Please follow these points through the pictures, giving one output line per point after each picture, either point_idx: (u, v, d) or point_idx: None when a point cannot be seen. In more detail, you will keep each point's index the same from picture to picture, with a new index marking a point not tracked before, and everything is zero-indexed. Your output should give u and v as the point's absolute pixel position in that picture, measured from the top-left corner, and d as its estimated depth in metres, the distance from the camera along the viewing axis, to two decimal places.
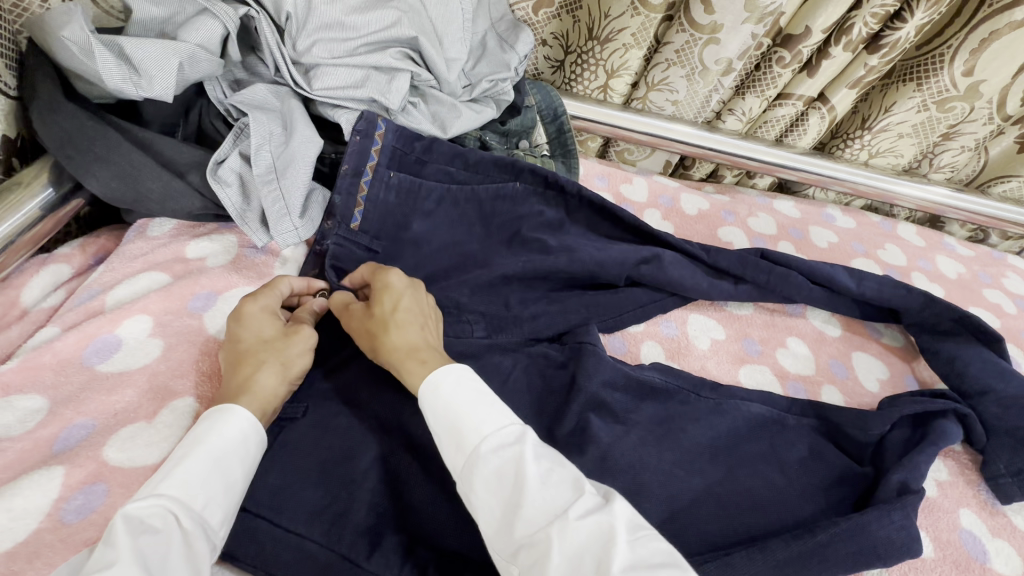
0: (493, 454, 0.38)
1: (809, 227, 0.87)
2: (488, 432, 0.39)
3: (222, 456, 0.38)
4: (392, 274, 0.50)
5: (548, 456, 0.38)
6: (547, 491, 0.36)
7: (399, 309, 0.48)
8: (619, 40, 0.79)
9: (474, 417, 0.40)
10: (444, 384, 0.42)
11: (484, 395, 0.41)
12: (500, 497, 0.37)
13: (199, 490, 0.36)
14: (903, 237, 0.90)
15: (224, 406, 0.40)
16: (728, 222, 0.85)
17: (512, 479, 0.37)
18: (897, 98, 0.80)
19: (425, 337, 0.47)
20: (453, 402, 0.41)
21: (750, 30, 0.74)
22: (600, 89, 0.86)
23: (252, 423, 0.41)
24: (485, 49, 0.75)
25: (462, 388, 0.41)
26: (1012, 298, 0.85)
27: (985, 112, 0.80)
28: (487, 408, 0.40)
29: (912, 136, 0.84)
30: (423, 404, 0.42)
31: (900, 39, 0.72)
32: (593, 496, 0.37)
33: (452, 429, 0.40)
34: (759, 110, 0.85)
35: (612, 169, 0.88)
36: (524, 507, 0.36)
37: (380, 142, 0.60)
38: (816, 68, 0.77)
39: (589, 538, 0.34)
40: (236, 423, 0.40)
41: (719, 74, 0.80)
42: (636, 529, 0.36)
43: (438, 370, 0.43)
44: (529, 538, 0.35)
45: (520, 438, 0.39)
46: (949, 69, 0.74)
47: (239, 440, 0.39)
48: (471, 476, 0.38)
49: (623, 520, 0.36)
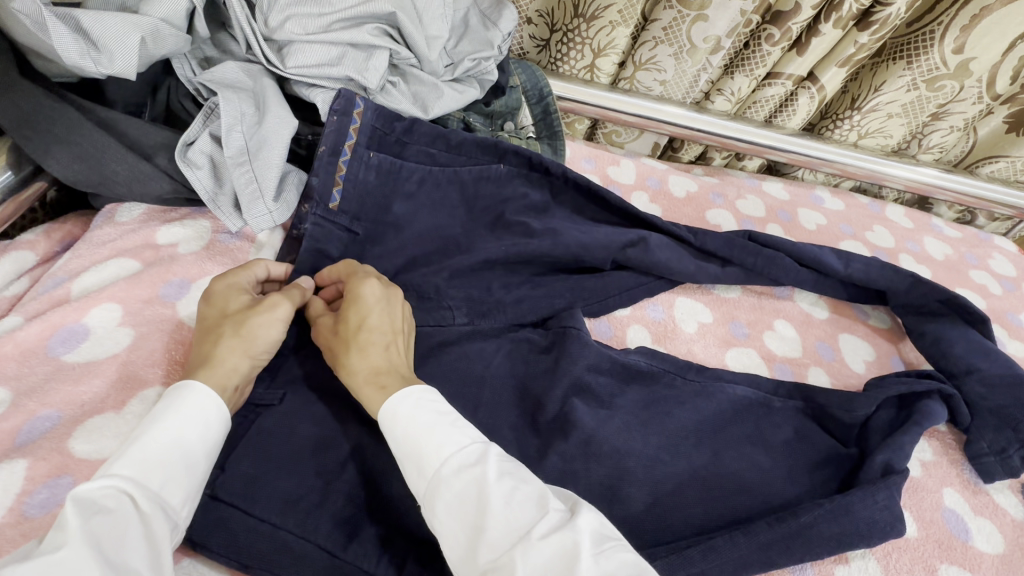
0: (454, 476, 0.37)
1: (797, 210, 0.86)
2: (449, 453, 0.38)
3: (181, 435, 0.37)
4: (366, 286, 0.48)
5: (511, 473, 0.37)
6: (509, 510, 0.35)
7: (366, 328, 0.46)
8: (605, 17, 0.76)
9: (434, 440, 0.39)
10: (403, 407, 0.41)
11: (445, 415, 0.40)
12: (463, 521, 0.36)
13: (155, 470, 0.35)
14: (891, 219, 0.90)
15: (184, 383, 0.39)
16: (716, 205, 0.84)
17: (474, 502, 0.36)
18: (887, 77, 0.78)
19: (390, 360, 0.45)
20: (414, 427, 0.40)
21: (738, 7, 0.72)
22: (586, 68, 0.84)
23: (213, 399, 0.40)
24: (467, 27, 0.73)
25: (422, 409, 0.41)
26: (998, 279, 0.85)
27: (974, 91, 0.79)
28: (448, 428, 0.39)
29: (901, 116, 0.83)
30: (385, 431, 0.41)
31: (890, 16, 0.70)
32: (558, 510, 0.35)
33: (412, 453, 0.39)
34: (748, 90, 0.83)
35: (600, 151, 0.87)
36: (487, 529, 0.35)
37: (357, 121, 0.58)
38: (805, 46, 0.76)
39: (553, 557, 0.33)
40: (195, 400, 0.39)
41: (707, 53, 0.78)
42: (603, 541, 0.34)
43: (395, 395, 0.42)
44: (493, 563, 0.34)
45: (482, 456, 0.38)
46: (939, 47, 0.73)
47: (200, 418, 0.38)
48: (434, 501, 0.37)
49: (588, 533, 0.34)
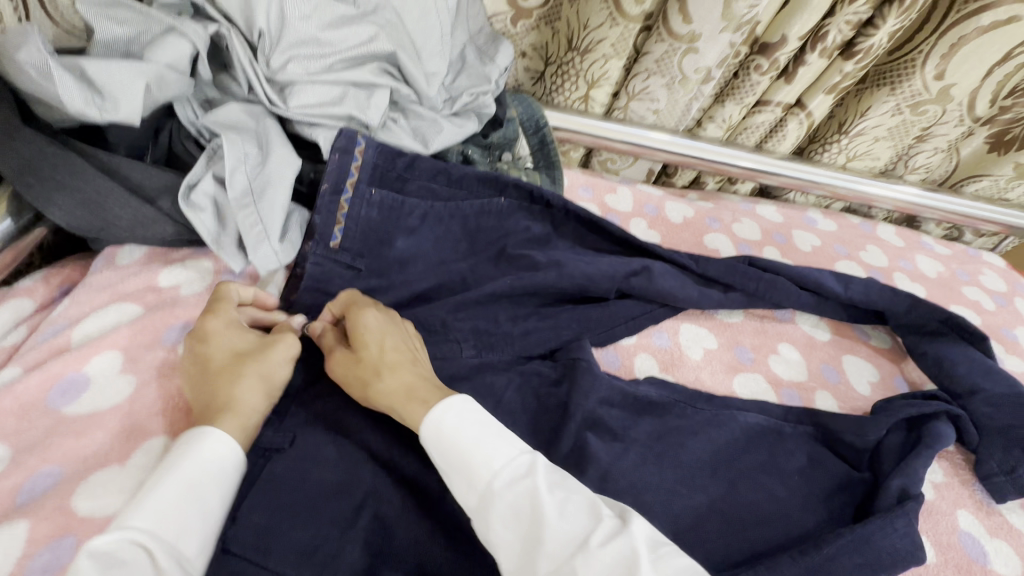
0: (507, 489, 0.38)
1: (792, 231, 0.88)
2: (500, 466, 0.38)
3: (197, 484, 0.37)
4: (367, 315, 0.49)
5: (561, 485, 0.38)
6: (567, 522, 0.36)
7: (387, 354, 0.47)
8: (599, 50, 0.78)
9: (483, 452, 0.39)
10: (447, 419, 0.41)
11: (489, 425, 0.41)
12: (518, 533, 0.37)
13: (170, 522, 0.35)
14: (882, 238, 0.91)
15: (201, 428, 0.39)
16: (713, 229, 0.85)
17: (528, 513, 0.37)
18: (872, 103, 0.81)
19: (419, 372, 0.47)
20: (459, 437, 0.40)
21: (728, 39, 0.73)
22: (581, 99, 0.86)
23: (230, 446, 0.39)
24: (464, 62, 0.75)
25: (467, 419, 0.41)
26: (990, 295, 0.87)
27: (956, 115, 0.81)
28: (495, 439, 0.40)
29: (887, 139, 0.86)
30: (427, 444, 0.41)
31: (873, 46, 0.72)
32: (611, 518, 0.37)
33: (461, 466, 0.39)
34: (739, 116, 0.85)
35: (596, 179, 0.88)
36: (546, 541, 0.35)
37: (360, 159, 0.57)
38: (793, 75, 0.78)
39: (614, 567, 0.34)
40: (197, 443, 0.38)
41: (698, 83, 0.80)
42: (657, 545, 0.36)
43: (434, 409, 0.42)
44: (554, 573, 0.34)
45: (532, 468, 0.39)
46: (921, 73, 0.75)
47: (208, 458, 0.38)
48: (486, 515, 0.37)
49: (643, 539, 0.36)
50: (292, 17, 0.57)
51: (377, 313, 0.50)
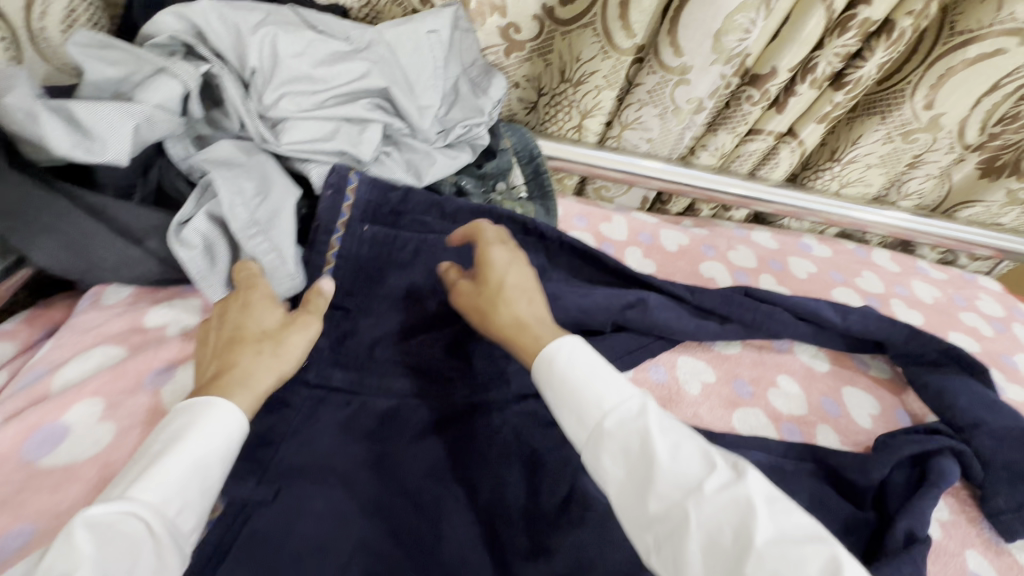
0: (617, 429, 0.41)
1: (787, 258, 0.88)
2: (610, 407, 0.42)
3: (200, 455, 0.37)
4: (495, 253, 0.53)
5: (672, 429, 0.41)
6: (678, 466, 0.39)
7: (506, 286, 0.51)
8: (591, 82, 0.79)
9: (593, 393, 0.43)
10: (558, 360, 0.45)
11: (602, 369, 0.44)
12: (628, 469, 0.40)
13: (171, 495, 0.35)
14: (878, 263, 0.91)
15: (210, 400, 0.39)
16: (709, 257, 0.85)
17: (640, 453, 0.40)
18: (863, 132, 0.81)
19: (534, 313, 0.51)
20: (573, 376, 0.44)
21: (719, 71, 0.73)
22: (574, 129, 0.86)
23: (236, 420, 0.40)
24: (458, 93, 0.74)
25: (579, 360, 0.45)
26: (988, 320, 0.86)
27: (946, 143, 0.82)
28: (607, 380, 0.43)
29: (879, 166, 0.86)
30: (541, 378, 0.46)
31: (862, 77, 0.73)
32: (725, 469, 0.39)
33: (573, 403, 0.43)
34: (731, 145, 0.86)
35: (591, 208, 0.88)
36: (656, 481, 0.39)
37: (351, 198, 0.58)
38: (784, 105, 0.78)
39: (725, 511, 0.37)
40: (200, 413, 0.39)
41: (691, 113, 0.80)
42: (773, 501, 0.38)
43: (552, 345, 0.46)
44: (663, 510, 0.38)
45: (643, 410, 0.42)
46: (910, 102, 0.76)
47: (209, 430, 0.38)
48: (597, 451, 0.42)
49: (758, 493, 0.37)
50: (284, 55, 0.58)
51: (501, 250, 0.54)
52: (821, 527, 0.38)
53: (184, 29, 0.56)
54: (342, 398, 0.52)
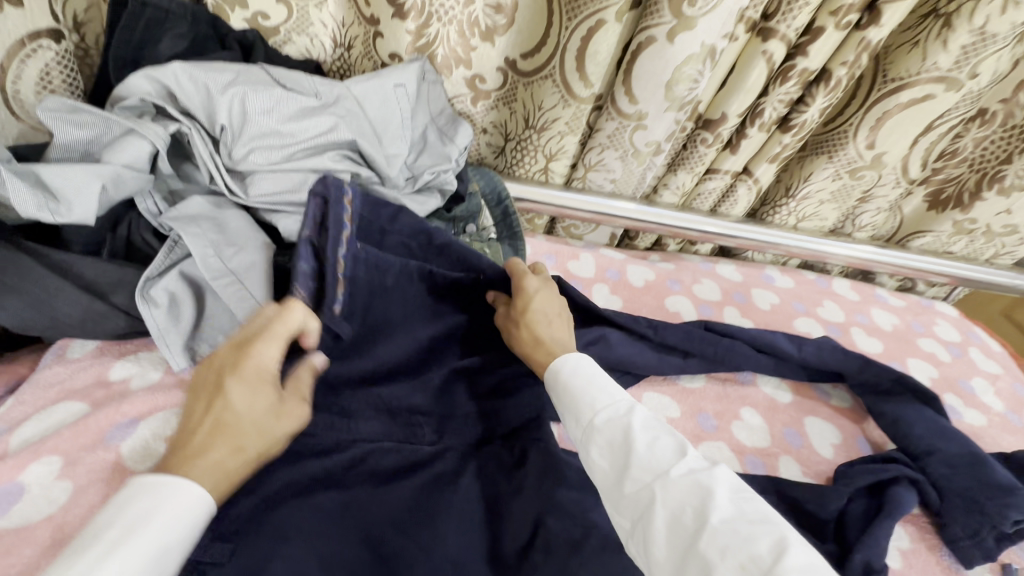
0: (605, 426, 0.46)
1: (751, 290, 0.91)
2: (601, 408, 0.48)
3: (164, 544, 0.36)
4: (529, 279, 0.60)
5: (654, 427, 0.45)
6: (653, 455, 0.43)
7: (530, 312, 0.58)
8: (554, 128, 0.83)
9: (587, 395, 0.49)
10: (565, 370, 0.52)
11: (598, 381, 0.51)
12: (613, 461, 0.45)
13: None
14: (838, 293, 0.94)
15: (180, 484, 0.38)
16: (675, 291, 0.87)
17: (622, 444, 0.45)
18: (813, 169, 0.85)
19: (552, 333, 0.57)
20: (573, 379, 0.51)
21: (673, 117, 0.78)
22: (541, 171, 0.90)
23: (204, 508, 0.39)
24: (426, 142, 0.78)
25: (579, 368, 0.52)
26: (945, 346, 0.89)
27: (891, 178, 0.86)
28: (602, 390, 0.49)
29: (831, 202, 0.91)
30: (550, 384, 0.54)
31: (807, 120, 0.77)
32: (697, 459, 0.43)
33: (574, 408, 0.49)
34: (691, 184, 0.90)
35: (559, 246, 0.90)
36: (632, 468, 0.43)
37: (349, 209, 0.55)
38: (737, 147, 0.83)
39: (688, 493, 0.41)
40: (163, 497, 0.37)
41: (650, 155, 0.84)
42: (741, 492, 0.41)
43: (557, 361, 0.54)
44: (636, 493, 0.42)
45: (630, 411, 0.47)
46: (854, 142, 0.80)
47: (172, 514, 0.37)
48: (588, 445, 0.47)
49: (723, 482, 0.41)
50: (253, 112, 0.60)
51: (535, 282, 0.61)
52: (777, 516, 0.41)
53: (155, 90, 0.58)
54: (322, 430, 0.52)
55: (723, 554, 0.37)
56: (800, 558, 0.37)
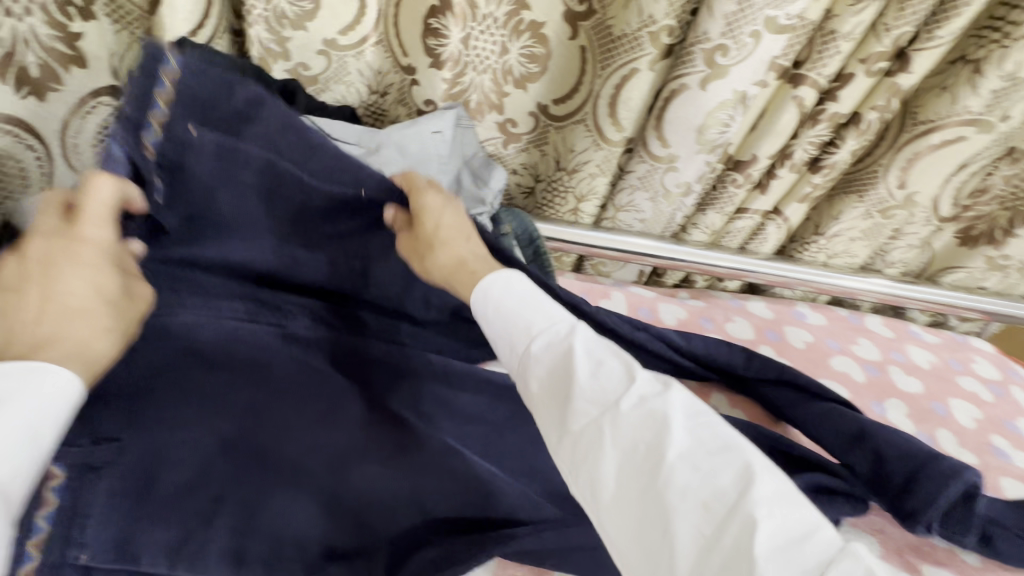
0: (544, 352, 0.45)
1: (784, 328, 0.90)
2: (538, 334, 0.46)
3: (42, 423, 0.37)
4: (428, 197, 0.57)
5: (595, 351, 0.44)
6: (598, 384, 0.42)
7: (438, 236, 0.55)
8: (585, 170, 0.84)
9: (523, 317, 0.47)
10: (492, 292, 0.50)
11: (528, 299, 0.48)
12: (555, 393, 0.43)
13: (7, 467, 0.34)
14: (871, 329, 0.93)
15: (46, 365, 0.39)
16: (707, 330, 0.87)
17: (561, 370, 0.43)
18: (842, 209, 0.86)
19: (468, 251, 0.55)
20: (503, 302, 0.48)
21: (704, 159, 0.79)
22: (570, 212, 0.91)
23: (73, 385, 0.40)
24: (460, 185, 0.79)
25: (510, 288, 0.49)
26: (985, 384, 0.87)
27: (923, 216, 0.86)
28: (535, 312, 0.47)
29: (862, 239, 0.91)
30: (474, 305, 0.50)
31: (836, 162, 0.78)
32: (644, 381, 0.42)
33: (509, 331, 0.47)
34: (721, 223, 0.91)
35: (590, 285, 0.91)
36: (577, 400, 0.41)
37: (167, 86, 0.51)
38: (766, 187, 0.84)
39: (639, 424, 0.40)
40: (22, 380, 0.37)
41: (680, 196, 0.85)
42: (692, 412, 0.41)
43: (485, 278, 0.51)
44: (582, 429, 0.41)
45: (568, 332, 0.45)
46: (884, 182, 0.81)
47: (44, 393, 0.38)
48: (527, 375, 0.45)
49: (677, 406, 0.40)
50: None
51: (429, 193, 0.57)
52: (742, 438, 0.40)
53: None
54: (175, 273, 0.58)
55: (684, 494, 0.37)
56: (764, 485, 0.36)
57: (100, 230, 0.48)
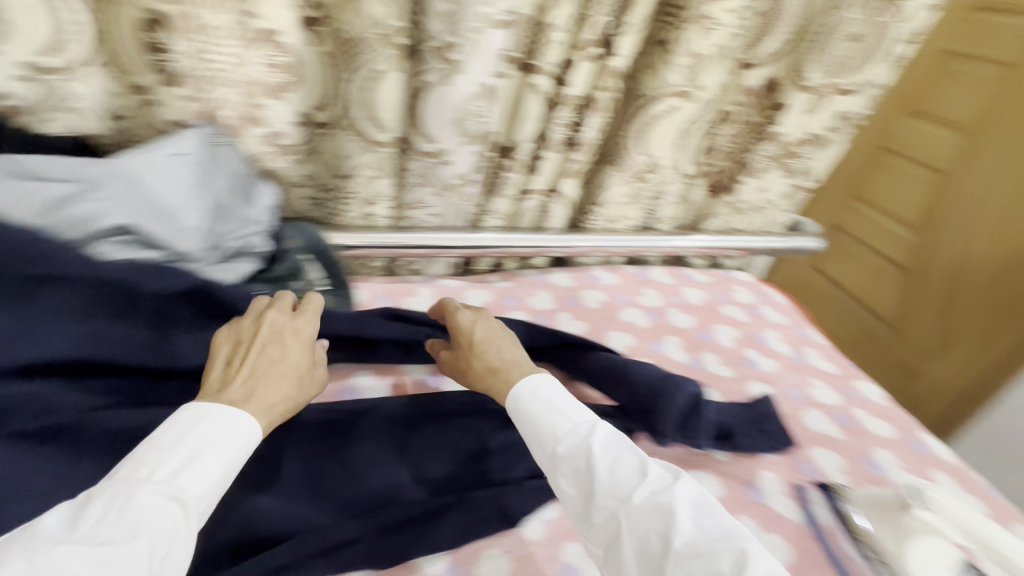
0: (565, 453, 0.54)
1: (580, 293, 0.99)
2: (561, 437, 0.55)
3: (230, 458, 0.49)
4: (462, 317, 0.70)
5: (612, 446, 0.54)
6: (615, 479, 0.51)
7: (477, 342, 0.67)
8: (362, 174, 0.84)
9: (549, 421, 0.57)
10: (522, 397, 0.60)
11: (560, 407, 0.58)
12: (580, 487, 0.53)
13: (206, 488, 0.46)
14: (655, 279, 1.07)
15: (240, 412, 0.52)
16: (511, 307, 0.93)
17: (585, 469, 0.53)
18: (607, 179, 0.97)
19: (513, 351, 0.67)
20: (532, 404, 0.59)
21: (472, 150, 0.83)
22: (363, 217, 0.90)
23: (253, 426, 0.52)
24: (228, 206, 0.74)
25: (537, 395, 0.60)
26: (743, 308, 1.05)
27: (672, 176, 1.00)
28: (559, 415, 0.57)
29: (631, 202, 1.02)
30: (509, 407, 0.61)
31: (588, 138, 0.87)
32: (656, 477, 0.51)
33: (542, 430, 0.57)
34: (510, 206, 0.96)
35: (395, 286, 0.92)
36: (596, 496, 0.51)
37: None
38: (537, 168, 0.91)
39: (651, 516, 0.48)
40: (229, 420, 0.51)
41: (463, 187, 0.89)
42: (699, 505, 0.50)
43: (517, 385, 0.62)
44: (603, 521, 0.50)
45: (588, 432, 0.55)
46: (631, 152, 0.92)
47: (232, 438, 0.50)
48: (555, 473, 0.55)
49: (680, 499, 0.49)
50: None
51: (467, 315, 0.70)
52: (742, 529, 0.48)
53: None
54: None
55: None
56: (756, 568, 0.44)
57: (306, 322, 0.64)
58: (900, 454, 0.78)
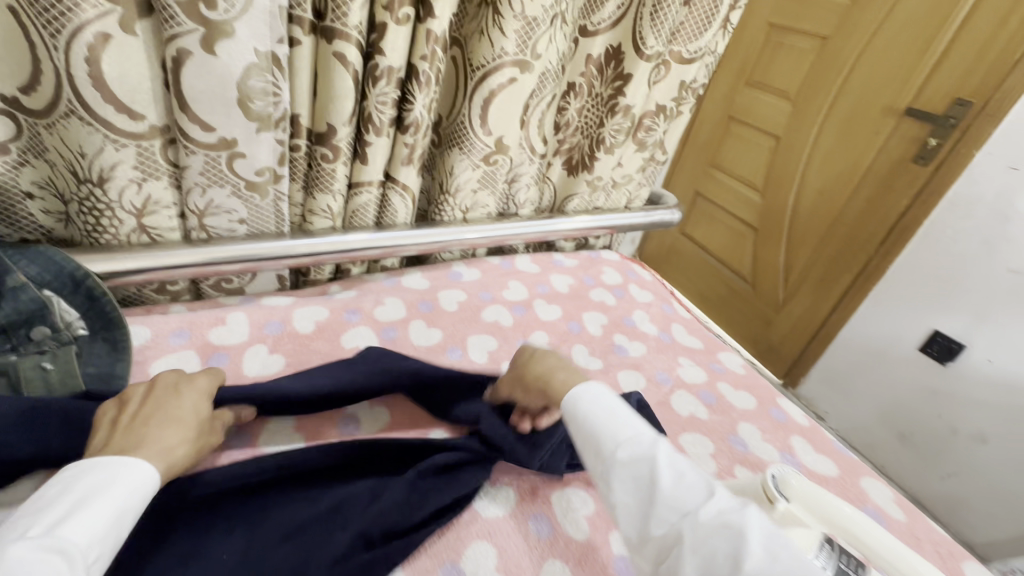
0: (625, 458, 0.50)
1: (437, 295, 0.87)
2: (620, 442, 0.51)
3: (122, 504, 0.42)
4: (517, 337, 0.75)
5: (677, 463, 0.49)
6: (681, 492, 0.46)
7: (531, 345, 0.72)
8: (119, 178, 0.62)
9: (607, 425, 0.53)
10: (578, 397, 0.57)
11: (624, 411, 0.55)
12: (636, 496, 0.48)
13: (94, 543, 0.39)
14: (521, 270, 0.98)
15: (128, 458, 0.44)
16: (353, 323, 0.78)
17: (644, 478, 0.48)
18: (453, 164, 0.85)
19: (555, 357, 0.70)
20: (592, 405, 0.55)
21: (272, 138, 0.67)
22: (138, 231, 0.68)
23: (150, 469, 0.45)
24: None
25: (597, 397, 0.56)
26: (611, 291, 1.01)
27: (524, 156, 0.92)
28: (617, 421, 0.53)
29: (483, 189, 0.91)
30: (565, 411, 0.57)
31: (418, 118, 0.75)
32: (723, 499, 0.46)
33: (597, 431, 0.53)
34: (341, 204, 0.80)
35: (196, 316, 0.73)
36: (657, 507, 0.46)
37: None
38: (365, 156, 0.76)
39: (718, 537, 0.43)
40: (117, 465, 0.43)
41: (271, 184, 0.71)
42: (769, 538, 0.43)
43: (583, 383, 0.59)
44: (663, 536, 0.45)
45: (650, 443, 0.51)
46: (474, 131, 0.81)
47: (127, 483, 0.43)
48: (609, 478, 0.50)
49: (753, 529, 0.43)
50: None
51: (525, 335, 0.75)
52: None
53: None
54: None
55: None
56: None
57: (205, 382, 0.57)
58: (762, 425, 0.79)
